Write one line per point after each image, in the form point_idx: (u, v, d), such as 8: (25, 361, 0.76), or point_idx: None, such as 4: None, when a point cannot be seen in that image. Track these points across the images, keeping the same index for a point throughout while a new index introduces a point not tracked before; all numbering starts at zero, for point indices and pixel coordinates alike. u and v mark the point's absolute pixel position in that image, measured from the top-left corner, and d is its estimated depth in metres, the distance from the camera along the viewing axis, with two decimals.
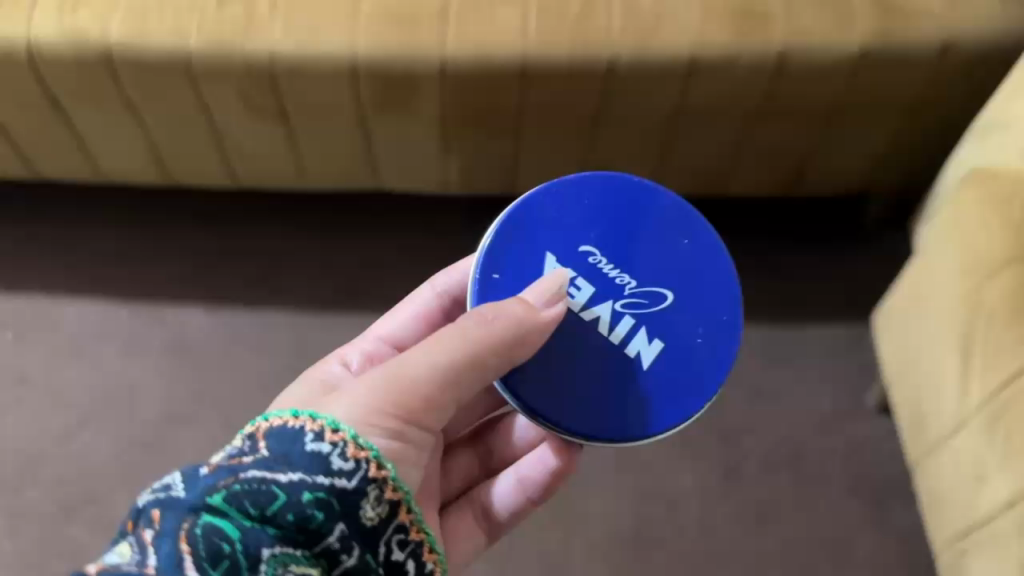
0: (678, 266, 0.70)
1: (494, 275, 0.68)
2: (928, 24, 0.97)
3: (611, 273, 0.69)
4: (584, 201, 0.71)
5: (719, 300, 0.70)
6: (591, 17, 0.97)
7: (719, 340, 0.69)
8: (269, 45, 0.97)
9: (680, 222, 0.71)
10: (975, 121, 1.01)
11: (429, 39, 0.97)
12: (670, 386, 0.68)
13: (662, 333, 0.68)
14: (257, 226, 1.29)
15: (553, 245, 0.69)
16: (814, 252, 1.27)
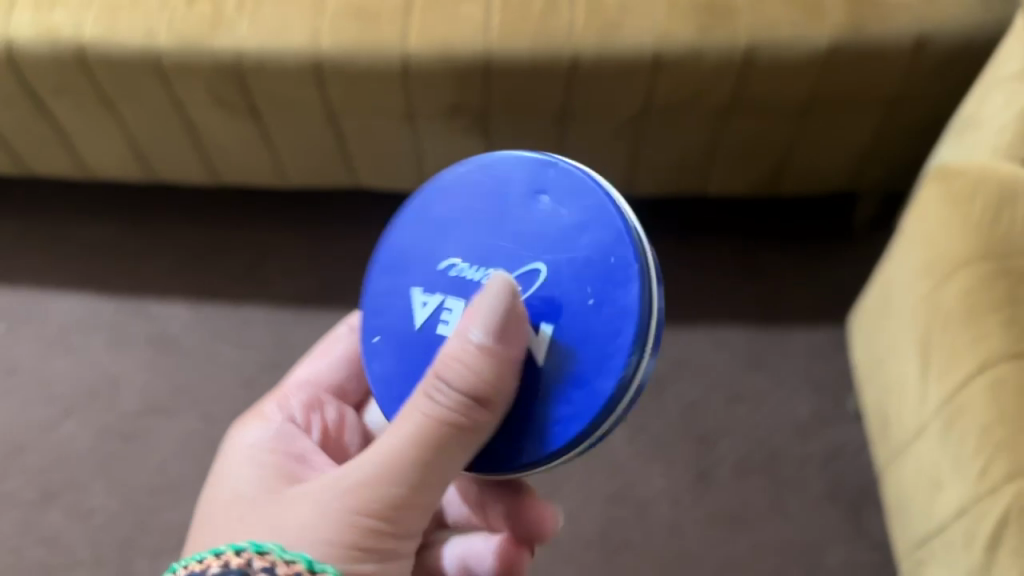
0: (547, 227, 0.55)
1: (375, 338, 0.59)
2: (900, 17, 0.94)
3: (474, 277, 0.56)
4: (436, 225, 0.58)
5: (606, 249, 0.52)
6: (554, 13, 0.96)
7: (612, 295, 0.52)
8: (235, 44, 0.98)
9: (544, 176, 0.56)
10: (954, 116, 0.97)
11: (392, 36, 0.97)
12: (569, 371, 0.52)
13: (548, 315, 0.53)
14: (245, 223, 1.30)
15: (412, 278, 0.58)
16: (797, 253, 1.24)
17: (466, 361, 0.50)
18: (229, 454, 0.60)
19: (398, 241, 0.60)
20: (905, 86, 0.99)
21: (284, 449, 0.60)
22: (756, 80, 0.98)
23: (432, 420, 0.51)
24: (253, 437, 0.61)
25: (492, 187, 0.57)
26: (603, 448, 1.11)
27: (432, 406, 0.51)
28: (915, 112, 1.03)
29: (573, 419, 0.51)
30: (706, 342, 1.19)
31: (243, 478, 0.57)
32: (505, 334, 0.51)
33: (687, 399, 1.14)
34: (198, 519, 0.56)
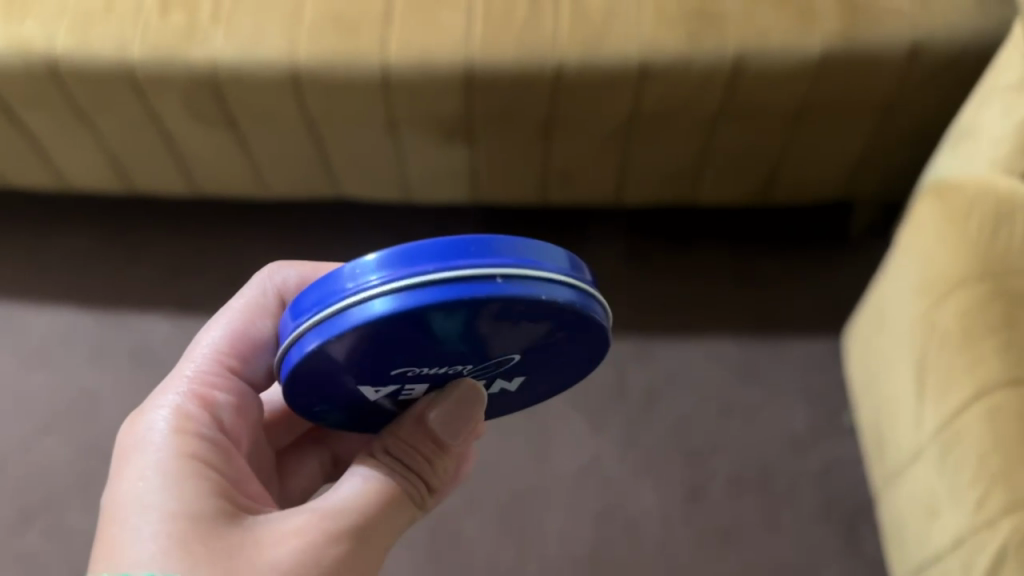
0: (516, 332, 0.53)
1: (317, 411, 0.60)
2: (895, 24, 0.91)
3: (441, 371, 0.57)
4: (368, 344, 0.51)
5: (580, 341, 0.57)
6: (539, 23, 0.94)
7: (581, 349, 0.59)
8: (211, 55, 0.95)
9: (507, 306, 0.50)
10: (952, 125, 0.94)
11: (372, 47, 0.95)
12: (536, 378, 0.64)
13: (521, 368, 0.60)
14: (228, 232, 1.27)
15: (364, 381, 0.56)
16: (793, 260, 1.21)
17: (422, 439, 0.60)
18: (153, 458, 0.57)
19: (326, 362, 0.52)
20: (902, 95, 0.96)
21: (220, 467, 0.59)
22: (747, 90, 0.95)
23: (386, 486, 0.58)
24: (183, 446, 0.58)
25: (436, 318, 0.49)
26: (593, 465, 1.08)
27: (387, 476, 0.59)
28: (909, 121, 1.00)
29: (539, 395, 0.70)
30: (698, 355, 1.15)
31: (183, 497, 0.55)
32: (457, 427, 0.60)
33: (678, 413, 1.11)
34: (127, 531, 0.53)
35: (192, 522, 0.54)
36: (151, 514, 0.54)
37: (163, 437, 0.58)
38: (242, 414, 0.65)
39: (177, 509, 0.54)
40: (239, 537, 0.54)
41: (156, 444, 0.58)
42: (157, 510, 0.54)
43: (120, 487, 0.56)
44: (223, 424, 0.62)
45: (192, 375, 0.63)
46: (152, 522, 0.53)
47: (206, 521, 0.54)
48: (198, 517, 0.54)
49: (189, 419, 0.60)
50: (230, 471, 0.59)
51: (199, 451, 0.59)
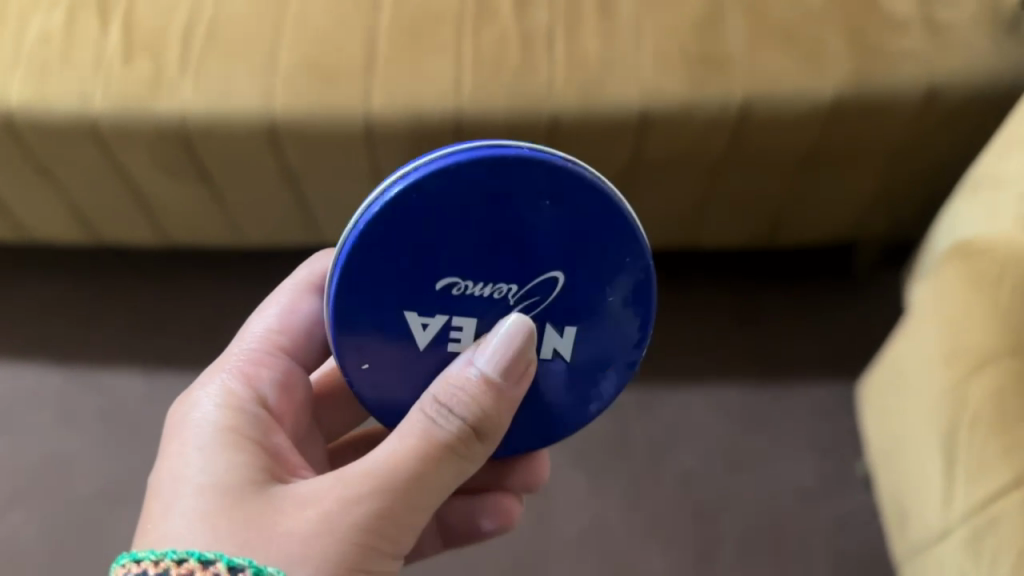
0: (552, 226, 0.52)
1: (365, 366, 0.56)
2: (910, 65, 0.86)
3: (484, 291, 0.53)
4: (399, 227, 0.51)
5: (619, 247, 0.54)
6: (532, 69, 0.88)
7: (629, 283, 0.55)
8: (179, 107, 0.88)
9: (529, 176, 0.50)
10: (970, 172, 0.89)
11: (354, 97, 0.88)
12: (592, 354, 0.57)
13: (571, 318, 0.55)
14: (199, 277, 1.20)
15: (404, 301, 0.54)
16: (796, 303, 1.15)
17: (474, 387, 0.52)
18: (192, 432, 0.55)
19: (362, 266, 0.52)
20: (915, 141, 0.91)
21: (258, 437, 0.56)
22: (752, 136, 0.90)
23: (436, 441, 0.52)
24: (220, 419, 0.56)
25: (462, 182, 0.50)
26: (595, 526, 1.03)
27: (433, 427, 0.52)
28: (923, 165, 0.94)
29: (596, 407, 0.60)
30: (702, 404, 1.10)
31: (216, 468, 0.52)
32: (514, 371, 0.53)
33: (684, 466, 1.06)
34: (162, 503, 0.51)
35: (225, 492, 0.51)
36: (185, 488, 0.51)
37: (205, 409, 0.56)
38: (291, 391, 0.62)
39: (211, 480, 0.51)
40: (270, 505, 0.50)
41: (197, 417, 0.56)
42: (192, 482, 0.52)
43: (161, 463, 0.54)
44: (269, 397, 0.60)
45: (241, 354, 0.62)
46: (187, 495, 0.51)
47: (236, 492, 0.51)
48: (230, 489, 0.51)
49: (234, 395, 0.58)
50: (268, 442, 0.56)
51: (237, 424, 0.56)
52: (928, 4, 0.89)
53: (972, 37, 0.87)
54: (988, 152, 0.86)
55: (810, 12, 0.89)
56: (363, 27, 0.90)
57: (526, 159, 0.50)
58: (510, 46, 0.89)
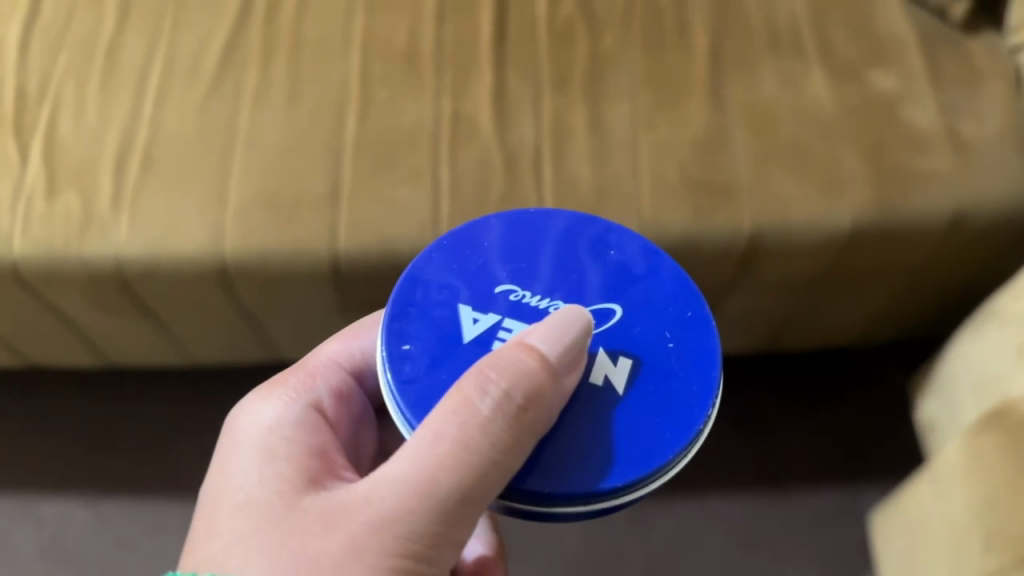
0: (616, 271, 0.52)
1: (405, 346, 0.48)
2: (934, 190, 0.79)
3: (542, 304, 0.50)
4: (484, 244, 0.53)
5: (672, 295, 0.52)
6: (519, 196, 0.78)
7: (692, 338, 0.50)
8: (114, 249, 0.77)
9: (601, 231, 0.54)
10: (998, 305, 0.83)
11: (318, 232, 0.77)
12: (648, 397, 0.48)
13: (627, 347, 0.50)
14: (138, 386, 1.09)
15: (460, 296, 0.50)
16: (796, 404, 1.09)
17: (524, 363, 0.45)
18: (239, 445, 0.51)
19: (435, 264, 0.52)
20: (934, 264, 0.84)
21: (302, 446, 0.50)
22: (762, 264, 0.81)
23: (480, 427, 0.44)
24: (269, 430, 0.51)
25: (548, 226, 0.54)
26: None
27: (483, 411, 0.44)
28: (941, 283, 0.87)
29: (662, 453, 0.46)
30: (700, 519, 1.03)
31: (258, 480, 0.48)
32: (565, 359, 0.46)
33: None
34: (207, 519, 0.48)
35: (265, 510, 0.46)
36: (227, 505, 0.47)
37: (251, 424, 0.52)
38: (346, 401, 0.57)
39: (252, 496, 0.47)
40: (307, 518, 0.45)
41: (245, 431, 0.51)
42: (233, 499, 0.48)
43: (209, 479, 0.50)
44: (322, 407, 0.54)
45: (305, 364, 0.57)
46: (228, 515, 0.47)
47: (273, 510, 0.46)
48: (270, 504, 0.46)
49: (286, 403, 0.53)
50: (315, 451, 0.50)
51: (284, 433, 0.51)
52: (950, 116, 0.82)
53: (998, 154, 0.80)
54: (1013, 292, 0.81)
55: (825, 127, 0.81)
56: (327, 149, 0.80)
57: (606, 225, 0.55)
58: (494, 171, 0.79)
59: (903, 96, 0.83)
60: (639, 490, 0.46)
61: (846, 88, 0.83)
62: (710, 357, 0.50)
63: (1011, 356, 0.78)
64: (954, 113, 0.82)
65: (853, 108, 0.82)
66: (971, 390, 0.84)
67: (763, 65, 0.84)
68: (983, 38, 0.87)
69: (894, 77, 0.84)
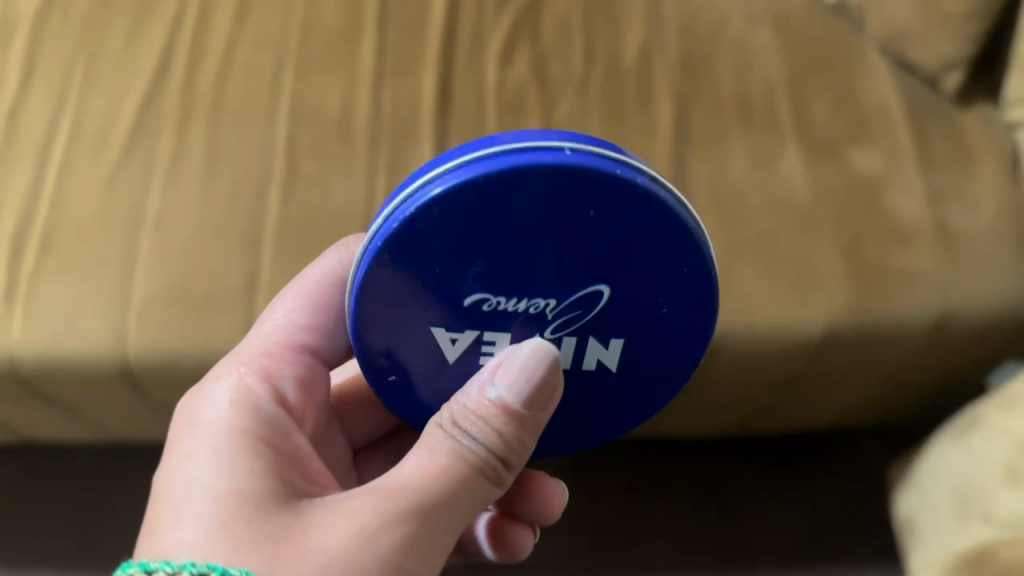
0: (601, 237, 0.42)
1: (392, 377, 0.49)
2: (920, 290, 0.71)
3: (519, 308, 0.45)
4: (429, 247, 0.42)
5: (667, 253, 0.43)
6: None
7: (688, 301, 0.46)
8: (5, 348, 0.69)
9: (575, 190, 0.40)
10: (982, 414, 0.76)
11: (231, 330, 0.69)
12: (642, 369, 0.49)
13: (616, 330, 0.47)
14: (36, 460, 0.99)
15: (430, 318, 0.46)
16: (780, 483, 0.98)
17: (490, 416, 0.45)
18: (201, 439, 0.46)
19: (381, 282, 0.44)
20: (916, 363, 0.77)
21: (271, 443, 0.47)
22: (726, 367, 0.74)
23: (450, 472, 0.44)
24: (234, 422, 0.47)
25: (509, 205, 0.41)
26: None
27: (450, 448, 0.45)
28: (922, 378, 0.80)
29: (654, 396, 0.51)
30: None
31: (235, 472, 0.44)
32: (530, 397, 0.45)
33: None
34: (174, 509, 0.43)
35: (240, 502, 0.42)
36: (198, 495, 0.43)
37: (220, 413, 0.47)
38: (310, 392, 0.54)
39: (224, 488, 0.43)
40: (291, 517, 0.42)
41: (206, 423, 0.47)
42: (207, 488, 0.43)
43: (168, 469, 0.45)
44: (289, 404, 0.51)
45: (259, 350, 0.53)
46: (193, 508, 0.42)
47: (254, 503, 0.42)
48: (253, 497, 0.43)
49: (250, 395, 0.49)
50: (285, 450, 0.47)
51: (252, 425, 0.47)
52: (939, 205, 0.74)
53: (993, 250, 0.72)
54: (1003, 412, 0.74)
55: (798, 217, 0.74)
56: (247, 234, 0.72)
57: (582, 171, 0.40)
58: None
59: (887, 180, 0.75)
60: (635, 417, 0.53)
61: (824, 170, 0.76)
62: (706, 300, 0.46)
63: (997, 475, 0.72)
64: (942, 202, 0.74)
65: (830, 193, 0.75)
66: (946, 497, 0.78)
67: (732, 141, 0.77)
68: (978, 111, 0.78)
69: (877, 157, 0.76)
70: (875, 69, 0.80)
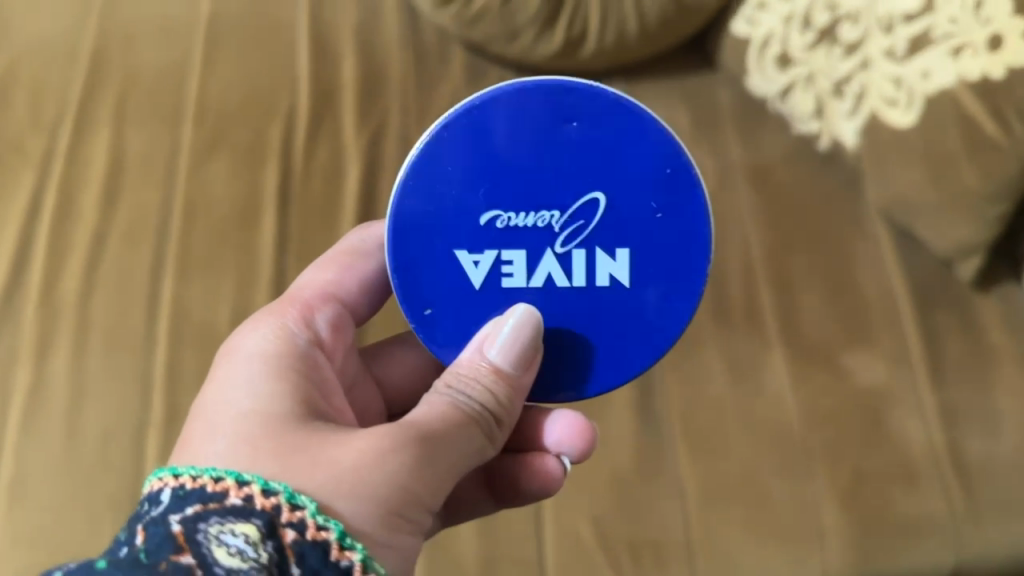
0: (588, 149, 0.44)
1: (427, 311, 0.45)
2: (933, 540, 0.59)
3: (532, 219, 0.44)
4: (451, 168, 0.44)
5: (644, 154, 0.45)
6: None
7: (678, 201, 0.45)
8: None
9: (558, 102, 0.44)
10: None
11: None
12: (653, 285, 0.45)
13: (619, 236, 0.45)
14: None
15: (455, 240, 0.45)
16: None
17: (481, 371, 0.42)
18: (234, 365, 0.42)
19: (409, 203, 0.45)
20: None
21: (300, 376, 0.43)
22: None
23: (450, 414, 0.40)
24: (267, 352, 0.43)
25: (509, 127, 0.44)
26: None
27: (447, 402, 0.40)
28: None
29: (667, 326, 0.46)
30: None
31: (266, 396, 0.40)
32: (523, 360, 0.43)
33: None
34: (203, 424, 0.39)
35: (266, 422, 0.38)
36: (229, 410, 0.39)
37: (258, 342, 0.44)
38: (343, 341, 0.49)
39: (254, 407, 0.39)
40: (314, 436, 0.38)
41: (238, 352, 0.43)
42: (238, 406, 0.39)
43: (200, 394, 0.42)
44: (321, 338, 0.47)
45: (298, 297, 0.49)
46: (219, 423, 0.39)
47: (278, 423, 0.38)
48: (277, 413, 0.39)
49: (284, 328, 0.45)
50: (311, 383, 0.43)
51: (283, 357, 0.43)
52: (953, 426, 0.63)
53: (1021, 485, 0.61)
54: None
55: (786, 449, 0.62)
56: (118, 501, 0.59)
57: (560, 90, 0.44)
58: None
59: (888, 397, 0.64)
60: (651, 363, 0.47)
61: (814, 386, 0.64)
62: (695, 202, 0.45)
63: None
64: (957, 422, 0.63)
65: (823, 414, 0.63)
66: None
67: (705, 349, 0.65)
68: (998, 296, 0.67)
69: (878, 363, 0.65)
70: (878, 246, 0.69)
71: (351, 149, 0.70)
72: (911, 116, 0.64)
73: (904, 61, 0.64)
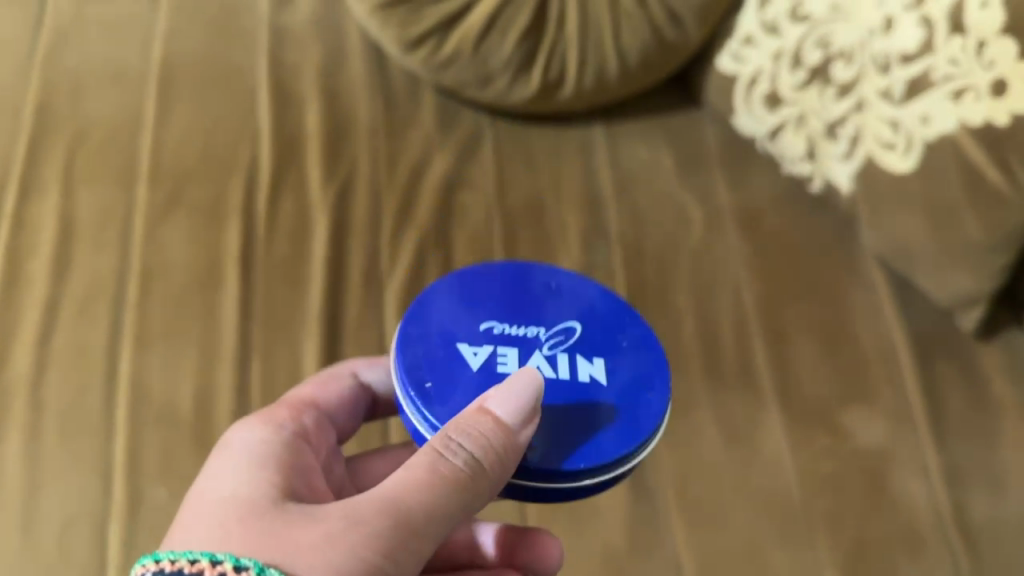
0: (565, 303, 0.47)
1: (427, 384, 0.41)
2: None
3: (521, 330, 0.44)
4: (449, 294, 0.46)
5: (609, 311, 0.47)
6: None
7: (642, 342, 0.45)
8: None
9: (536, 273, 0.48)
10: None
11: None
12: (629, 390, 0.43)
13: (592, 353, 0.44)
14: None
15: (455, 337, 0.43)
16: None
17: (477, 423, 0.38)
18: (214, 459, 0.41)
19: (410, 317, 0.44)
20: None
21: (280, 463, 0.41)
22: None
23: (433, 478, 0.37)
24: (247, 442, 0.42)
25: (498, 281, 0.47)
26: None
27: (430, 460, 0.37)
28: None
29: (649, 416, 0.42)
30: None
31: (244, 482, 0.39)
32: (524, 415, 0.39)
33: None
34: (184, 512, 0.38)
35: (241, 507, 0.37)
36: (207, 498, 0.38)
37: (240, 435, 0.42)
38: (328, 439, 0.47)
39: (231, 493, 0.38)
40: (290, 514, 0.36)
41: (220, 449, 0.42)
42: (216, 494, 0.38)
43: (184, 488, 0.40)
44: (306, 430, 0.45)
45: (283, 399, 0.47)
46: (196, 511, 0.37)
47: (254, 507, 0.37)
48: (256, 498, 0.37)
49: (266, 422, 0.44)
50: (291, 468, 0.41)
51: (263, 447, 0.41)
52: (956, 486, 0.59)
53: None
54: None
55: (788, 521, 0.57)
56: None
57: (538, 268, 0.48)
58: None
59: (889, 459, 0.60)
60: (636, 458, 0.41)
61: (814, 450, 0.60)
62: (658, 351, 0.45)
63: None
64: (960, 481, 0.59)
65: (823, 479, 0.58)
66: None
67: (701, 414, 0.60)
68: (1003, 341, 0.65)
69: (878, 423, 0.61)
70: (876, 294, 0.67)
71: (317, 204, 0.67)
72: (908, 162, 0.61)
73: (902, 104, 0.61)
